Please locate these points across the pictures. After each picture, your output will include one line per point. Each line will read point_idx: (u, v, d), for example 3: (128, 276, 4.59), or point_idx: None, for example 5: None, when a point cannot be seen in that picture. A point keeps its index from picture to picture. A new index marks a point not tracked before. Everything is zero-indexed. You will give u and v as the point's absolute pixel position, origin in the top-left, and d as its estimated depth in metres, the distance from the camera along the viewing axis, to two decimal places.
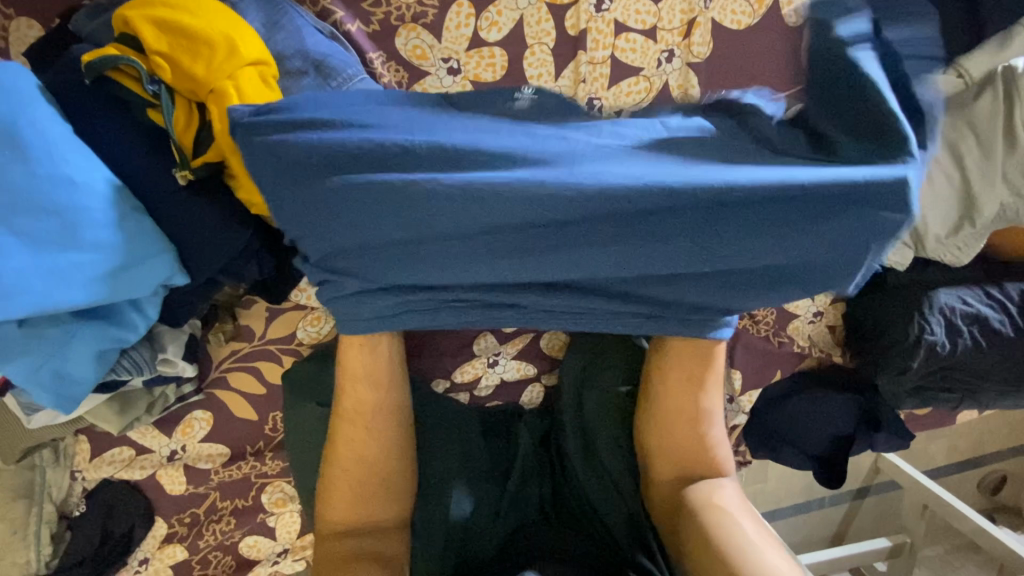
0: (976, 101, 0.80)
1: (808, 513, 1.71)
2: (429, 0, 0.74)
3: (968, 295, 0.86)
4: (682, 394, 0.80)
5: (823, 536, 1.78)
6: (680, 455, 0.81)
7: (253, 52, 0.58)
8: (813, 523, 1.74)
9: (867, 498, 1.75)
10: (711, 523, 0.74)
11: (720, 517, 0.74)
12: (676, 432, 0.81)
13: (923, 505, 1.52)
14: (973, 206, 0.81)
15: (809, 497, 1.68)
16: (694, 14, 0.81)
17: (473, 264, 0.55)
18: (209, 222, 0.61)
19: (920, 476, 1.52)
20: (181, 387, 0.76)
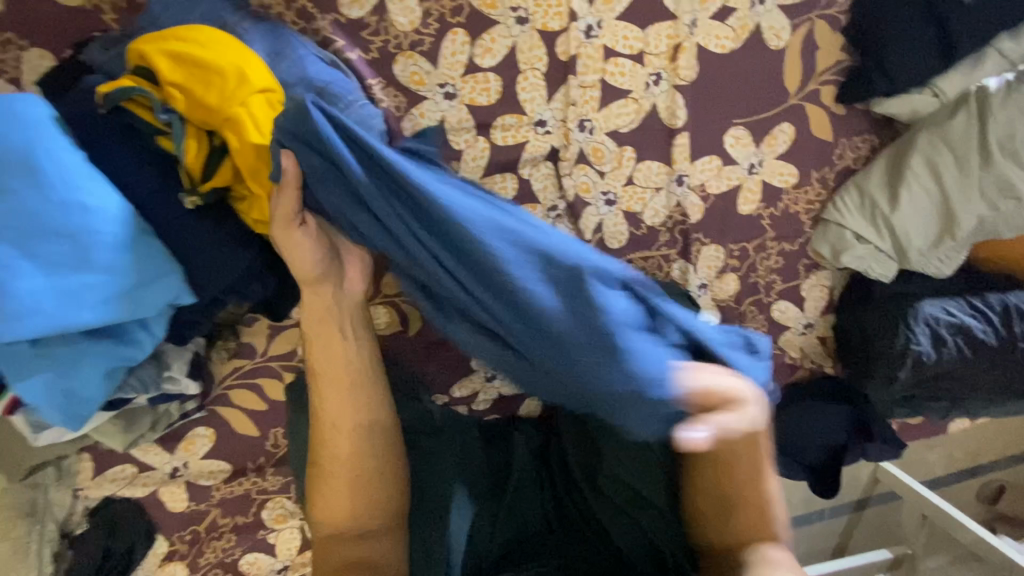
0: (951, 119, 0.83)
1: (809, 526, 1.71)
2: (425, 29, 0.77)
3: (951, 306, 0.88)
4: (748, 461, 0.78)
5: (826, 548, 1.78)
6: (740, 517, 0.79)
7: (263, 81, 0.61)
8: (814, 534, 1.74)
9: (867, 509, 1.76)
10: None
11: None
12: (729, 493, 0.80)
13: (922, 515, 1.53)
14: (952, 220, 0.84)
15: (809, 510, 1.69)
16: (680, 39, 0.84)
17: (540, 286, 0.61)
18: (213, 245, 0.64)
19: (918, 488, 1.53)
20: (184, 404, 0.77)
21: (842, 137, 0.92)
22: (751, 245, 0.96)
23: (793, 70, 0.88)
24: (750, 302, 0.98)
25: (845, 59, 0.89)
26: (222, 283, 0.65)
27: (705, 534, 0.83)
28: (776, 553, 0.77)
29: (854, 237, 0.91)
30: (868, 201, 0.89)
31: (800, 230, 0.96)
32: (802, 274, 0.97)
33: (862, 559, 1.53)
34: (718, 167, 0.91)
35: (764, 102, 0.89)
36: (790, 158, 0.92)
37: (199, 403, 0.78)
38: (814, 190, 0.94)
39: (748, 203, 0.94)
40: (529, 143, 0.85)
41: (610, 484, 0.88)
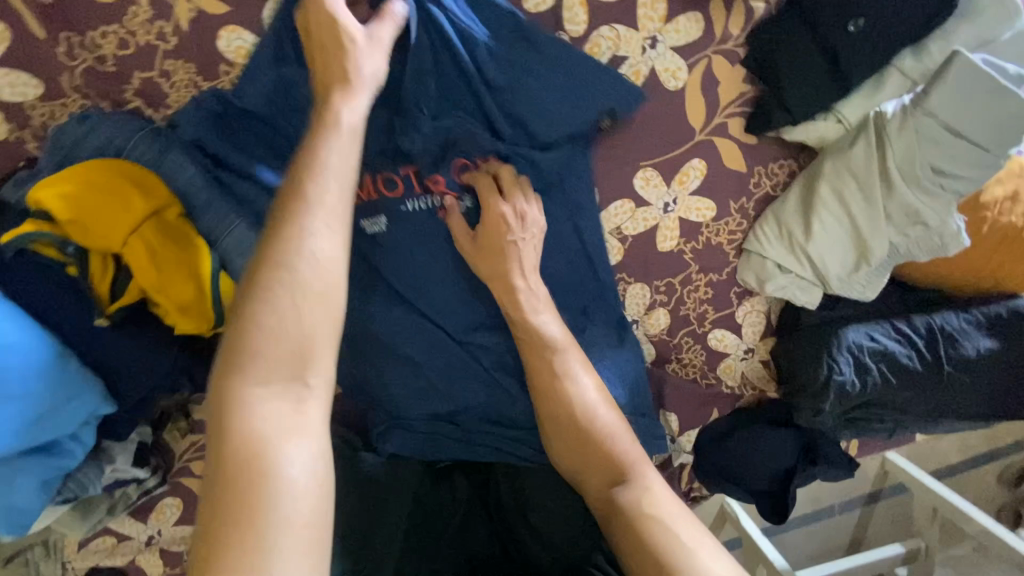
0: (852, 148, 0.83)
1: (817, 524, 1.69)
2: (245, 4, 0.77)
3: (875, 331, 0.87)
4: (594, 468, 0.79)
5: (841, 543, 1.74)
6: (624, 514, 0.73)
7: (158, 204, 0.71)
8: (825, 532, 1.70)
9: (879, 502, 1.72)
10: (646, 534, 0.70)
11: (649, 536, 0.70)
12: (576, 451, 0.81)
13: (931, 507, 1.49)
14: (865, 248, 0.84)
15: (817, 508, 1.67)
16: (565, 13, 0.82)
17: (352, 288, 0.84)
18: (135, 359, 0.71)
19: (925, 479, 1.49)
20: (142, 483, 0.83)
21: (757, 165, 0.92)
22: (676, 280, 0.97)
23: (696, 108, 0.88)
24: (684, 334, 1.00)
25: (749, 90, 0.88)
26: (144, 388, 0.72)
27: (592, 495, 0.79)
28: (641, 496, 0.74)
29: (776, 267, 0.90)
30: (786, 229, 0.88)
31: (725, 260, 0.96)
32: (735, 302, 0.99)
33: (870, 555, 1.49)
34: (631, 210, 0.92)
35: (670, 141, 0.89)
36: (704, 193, 0.92)
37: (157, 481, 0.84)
38: (734, 221, 0.94)
39: (667, 241, 0.95)
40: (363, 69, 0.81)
41: (535, 514, 0.93)
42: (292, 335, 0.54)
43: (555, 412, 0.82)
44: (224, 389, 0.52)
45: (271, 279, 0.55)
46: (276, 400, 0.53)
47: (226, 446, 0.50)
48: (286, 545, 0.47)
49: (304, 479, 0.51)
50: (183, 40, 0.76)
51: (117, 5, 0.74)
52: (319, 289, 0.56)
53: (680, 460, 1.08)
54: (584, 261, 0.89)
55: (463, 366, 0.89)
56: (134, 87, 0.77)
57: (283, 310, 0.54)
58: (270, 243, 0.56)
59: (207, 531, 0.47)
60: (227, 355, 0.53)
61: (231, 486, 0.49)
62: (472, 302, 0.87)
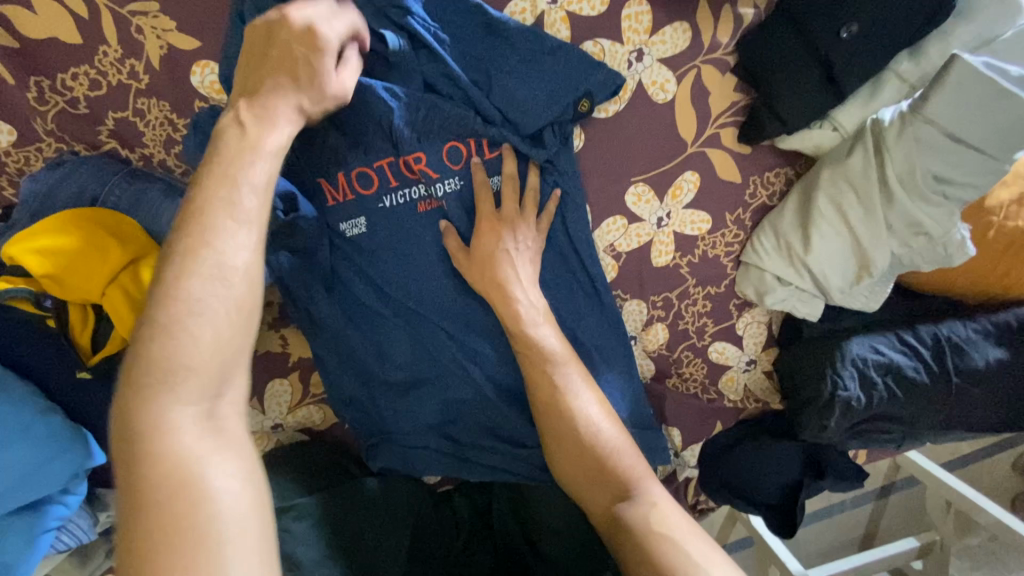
0: (849, 157, 0.80)
1: (831, 520, 1.66)
2: (215, 37, 0.74)
3: (880, 343, 0.85)
4: (597, 482, 0.75)
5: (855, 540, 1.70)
6: (631, 530, 0.69)
7: (136, 251, 0.69)
8: (837, 529, 1.67)
9: (893, 495, 1.69)
10: (656, 551, 0.66)
11: (660, 553, 0.66)
12: (576, 464, 0.76)
13: (946, 501, 1.46)
14: (866, 259, 0.82)
15: (829, 503, 1.65)
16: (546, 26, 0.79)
17: (348, 310, 0.87)
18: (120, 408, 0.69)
19: (938, 473, 1.46)
20: None
21: (752, 175, 0.89)
22: (673, 294, 0.94)
23: (687, 119, 0.85)
24: (683, 348, 0.98)
25: (741, 98, 0.85)
26: None
27: (595, 511, 0.75)
28: (648, 510, 0.71)
29: (775, 279, 0.88)
30: (784, 241, 0.86)
31: (722, 272, 0.94)
32: (734, 314, 0.96)
33: (884, 551, 1.46)
34: (624, 226, 0.90)
35: (661, 155, 0.87)
36: (698, 205, 0.90)
37: None
38: (731, 233, 0.92)
39: (662, 255, 0.92)
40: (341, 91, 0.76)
41: (544, 543, 0.92)
42: (210, 347, 0.50)
43: (559, 436, 0.77)
44: (140, 412, 0.48)
45: (180, 290, 0.50)
46: (199, 417, 0.50)
47: (149, 471, 0.47)
48: (230, 562, 0.45)
49: (239, 491, 0.48)
50: (155, 76, 0.75)
51: (87, 46, 0.72)
52: (231, 296, 0.52)
53: (686, 474, 1.06)
54: (576, 282, 0.88)
55: (461, 378, 0.88)
56: (109, 128, 0.76)
57: (196, 321, 0.50)
58: (178, 253, 0.52)
59: (135, 564, 0.43)
60: (138, 377, 0.49)
61: (159, 510, 0.45)
62: (467, 327, 0.87)
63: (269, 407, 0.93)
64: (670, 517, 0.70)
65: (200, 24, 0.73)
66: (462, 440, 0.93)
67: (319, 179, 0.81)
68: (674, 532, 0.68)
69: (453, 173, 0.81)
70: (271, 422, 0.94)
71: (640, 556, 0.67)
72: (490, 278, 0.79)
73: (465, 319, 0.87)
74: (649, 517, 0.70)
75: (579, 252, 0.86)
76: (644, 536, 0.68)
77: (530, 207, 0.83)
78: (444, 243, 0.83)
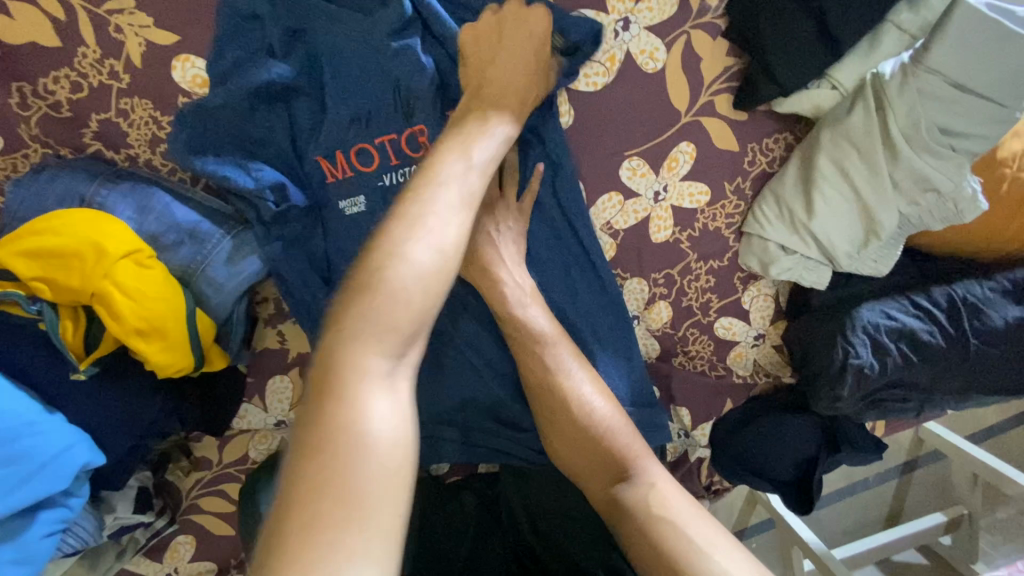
0: (850, 115, 0.77)
1: (855, 498, 1.62)
2: (194, 31, 0.74)
3: (891, 308, 0.82)
4: (598, 462, 0.76)
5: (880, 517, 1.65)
6: (632, 514, 0.70)
7: (128, 248, 0.67)
8: (861, 506, 1.63)
9: (917, 470, 1.65)
10: (655, 531, 0.67)
11: (661, 536, 0.67)
12: (576, 443, 0.77)
13: (973, 474, 1.42)
14: (873, 221, 0.79)
15: (851, 481, 1.61)
16: None
17: None
18: (121, 406, 0.70)
19: (963, 444, 1.42)
20: (151, 525, 0.84)
21: (750, 142, 0.86)
22: (675, 271, 0.92)
23: (679, 88, 0.83)
24: (688, 326, 0.95)
25: (734, 63, 0.82)
26: (133, 434, 0.71)
27: (594, 490, 0.76)
28: (648, 491, 0.72)
29: (779, 248, 0.85)
30: (786, 208, 0.83)
31: (725, 245, 0.91)
32: (739, 288, 0.94)
33: (911, 527, 1.42)
34: (620, 203, 0.88)
35: (654, 127, 0.84)
36: (696, 177, 0.87)
37: (166, 521, 0.84)
38: (731, 203, 0.89)
39: (662, 230, 0.90)
40: (347, 62, 0.75)
41: (544, 523, 0.91)
42: (409, 307, 0.50)
43: (558, 418, 0.79)
44: (339, 352, 0.48)
45: (399, 250, 0.52)
46: (382, 371, 0.48)
47: (329, 414, 0.45)
48: (374, 536, 0.41)
49: (399, 461, 0.45)
50: (135, 75, 0.74)
51: (67, 48, 0.72)
52: (437, 263, 0.53)
53: (699, 454, 1.03)
54: (571, 261, 0.86)
55: (460, 363, 0.88)
56: (93, 130, 0.76)
57: (402, 276, 0.51)
58: (402, 215, 0.55)
59: (289, 512, 0.41)
60: (346, 315, 0.50)
61: (330, 460, 0.43)
62: (461, 312, 0.88)
63: (272, 405, 0.86)
64: (671, 497, 0.71)
65: (178, 20, 0.73)
66: (465, 429, 0.92)
67: (317, 156, 0.77)
68: (678, 512, 0.69)
69: None
70: (274, 420, 0.87)
71: (643, 538, 0.68)
72: (472, 261, 0.79)
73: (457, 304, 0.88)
74: (649, 498, 0.71)
75: (574, 230, 0.85)
76: (645, 517, 0.69)
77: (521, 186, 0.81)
78: None
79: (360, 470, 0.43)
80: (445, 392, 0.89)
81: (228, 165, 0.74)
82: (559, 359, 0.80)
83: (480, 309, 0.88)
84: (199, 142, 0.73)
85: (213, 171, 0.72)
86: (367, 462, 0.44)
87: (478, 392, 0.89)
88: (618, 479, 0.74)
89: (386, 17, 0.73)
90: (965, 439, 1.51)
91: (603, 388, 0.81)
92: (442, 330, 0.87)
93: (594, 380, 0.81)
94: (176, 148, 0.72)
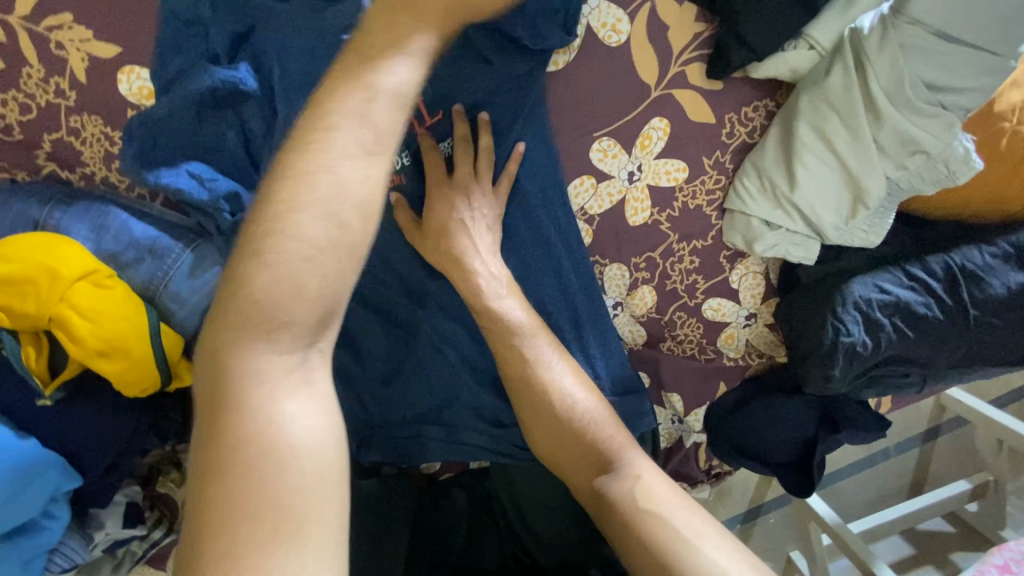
0: (827, 77, 0.72)
1: (876, 468, 1.57)
2: (134, 40, 0.71)
3: (884, 281, 0.77)
4: (578, 458, 0.74)
5: (901, 487, 1.59)
6: (618, 510, 0.68)
7: (83, 270, 0.68)
8: (881, 476, 1.58)
9: (940, 437, 1.59)
10: (640, 528, 0.65)
11: (647, 533, 0.65)
12: (554, 441, 0.75)
13: (998, 439, 1.36)
14: (858, 188, 0.74)
15: (870, 452, 1.56)
16: None
17: None
18: (95, 426, 0.71)
19: (986, 410, 1.36)
20: (148, 535, 0.80)
21: (728, 113, 0.81)
22: (657, 253, 0.88)
23: (647, 61, 0.78)
24: (675, 309, 0.91)
25: (704, 29, 0.77)
26: (110, 452, 0.72)
27: (577, 485, 0.74)
28: (633, 484, 0.69)
29: (763, 224, 0.80)
30: (767, 181, 0.78)
31: (707, 224, 0.86)
32: (726, 267, 0.89)
33: (934, 497, 1.37)
34: (593, 186, 0.84)
35: (624, 105, 0.80)
36: (672, 154, 0.82)
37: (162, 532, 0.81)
38: (711, 178, 0.84)
39: (639, 213, 0.85)
40: (292, 62, 0.71)
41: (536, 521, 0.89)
42: (308, 293, 0.44)
43: (537, 412, 0.76)
44: (231, 358, 0.44)
45: (282, 222, 0.44)
46: (287, 369, 0.45)
47: (232, 427, 0.43)
48: (307, 539, 0.42)
49: (324, 458, 0.44)
50: (81, 91, 0.72)
51: (11, 69, 0.70)
52: (333, 235, 0.45)
53: (695, 439, 1.00)
54: (544, 251, 0.83)
55: (438, 360, 0.87)
56: (46, 151, 0.75)
57: (290, 257, 0.44)
58: (293, 167, 0.46)
59: (207, 529, 0.41)
60: (229, 312, 0.45)
61: (241, 472, 0.42)
62: (438, 308, 0.86)
63: None
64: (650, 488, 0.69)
65: (117, 30, 0.70)
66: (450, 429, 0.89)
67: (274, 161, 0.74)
68: (666, 503, 0.67)
69: (411, 148, 0.78)
70: None
71: (630, 536, 0.65)
72: (444, 251, 0.77)
73: (432, 301, 0.86)
74: (634, 492, 0.68)
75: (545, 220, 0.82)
76: (630, 514, 0.67)
77: (485, 177, 0.78)
78: (395, 221, 0.79)
79: (282, 479, 0.42)
80: (425, 392, 0.88)
81: (183, 176, 0.72)
82: (536, 353, 0.77)
83: (456, 305, 0.86)
84: (152, 156, 0.72)
85: (167, 183, 0.71)
86: (283, 471, 0.43)
87: (460, 389, 0.88)
88: (600, 471, 0.72)
89: (331, 11, 0.70)
90: (989, 404, 1.44)
91: (583, 380, 0.79)
92: (419, 329, 0.86)
93: (573, 374, 0.78)
94: (128, 163, 0.71)
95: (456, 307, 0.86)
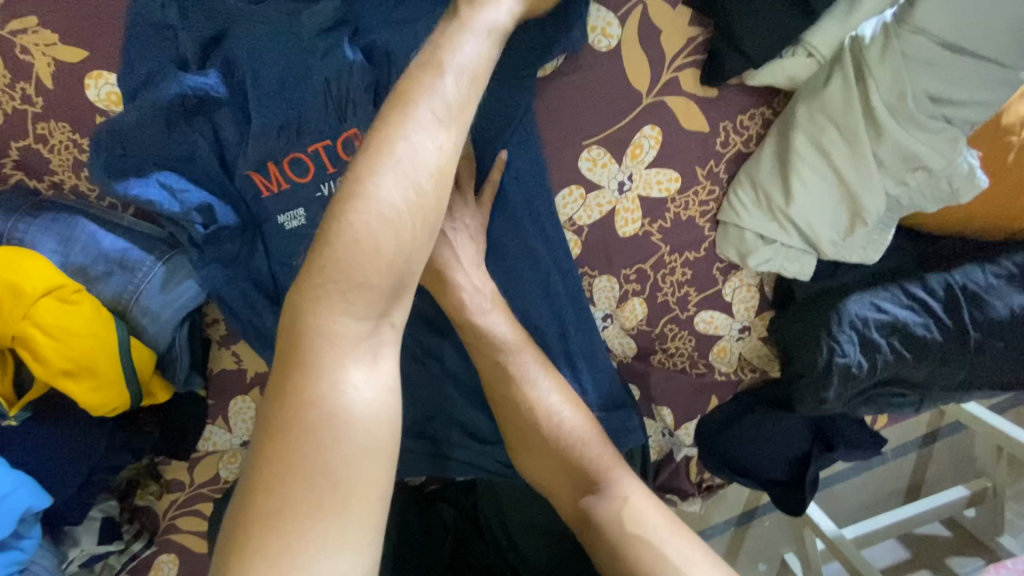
0: (826, 86, 0.69)
1: (872, 473, 1.55)
2: (103, 44, 0.68)
3: (882, 299, 0.74)
4: (563, 477, 0.72)
5: (898, 492, 1.57)
6: (603, 532, 0.66)
7: (48, 285, 0.66)
8: (878, 481, 1.55)
9: (939, 443, 1.57)
10: (628, 550, 0.64)
11: (634, 557, 0.63)
12: (538, 461, 0.73)
13: (997, 447, 1.34)
14: (856, 202, 0.71)
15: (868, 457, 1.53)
16: None
17: None
18: (66, 443, 0.70)
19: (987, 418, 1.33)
20: (127, 548, 0.80)
21: (722, 121, 0.77)
22: (647, 265, 0.85)
23: (639, 66, 0.74)
24: (665, 322, 0.88)
25: (699, 34, 0.74)
26: (82, 470, 0.71)
27: (563, 505, 0.72)
28: (620, 505, 0.67)
29: (756, 237, 0.77)
30: (762, 193, 0.75)
31: (700, 235, 0.83)
32: (719, 280, 0.86)
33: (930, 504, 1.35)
34: (582, 196, 0.81)
35: (614, 112, 0.76)
36: (664, 163, 0.79)
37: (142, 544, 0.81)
38: (705, 189, 0.81)
39: (628, 224, 0.82)
40: (266, 67, 0.68)
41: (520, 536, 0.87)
42: (382, 262, 0.43)
43: (522, 430, 0.74)
44: (307, 319, 0.42)
45: (367, 187, 0.43)
46: (357, 338, 0.43)
47: (299, 386, 0.41)
48: (348, 514, 0.40)
49: (379, 435, 0.42)
50: (48, 97, 0.70)
51: None
52: (412, 204, 0.44)
53: (685, 453, 0.98)
54: (530, 263, 0.80)
55: (421, 373, 0.85)
56: (13, 159, 0.72)
57: (367, 227, 0.42)
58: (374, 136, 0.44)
59: (258, 487, 0.40)
60: (308, 272, 0.43)
61: (298, 435, 0.40)
62: (420, 321, 0.83)
63: (235, 425, 0.82)
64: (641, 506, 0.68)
65: (85, 33, 0.68)
66: (434, 443, 0.87)
67: (249, 170, 0.71)
68: (654, 525, 0.65)
69: None
70: (240, 441, 0.83)
71: (618, 559, 0.64)
72: None
73: (415, 313, 0.83)
74: (621, 514, 0.67)
75: (531, 231, 0.79)
76: (615, 539, 0.65)
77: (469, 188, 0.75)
78: None
79: (332, 452, 0.40)
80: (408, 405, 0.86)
81: (152, 186, 0.69)
82: (519, 371, 0.74)
83: (440, 317, 0.83)
84: (121, 164, 0.69)
85: (135, 193, 0.67)
86: (334, 444, 0.40)
87: (443, 402, 0.86)
88: (591, 485, 0.70)
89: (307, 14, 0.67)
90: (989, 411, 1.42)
91: (569, 398, 0.76)
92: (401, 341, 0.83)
93: (559, 391, 0.75)
94: (96, 172, 0.69)
95: (439, 320, 0.84)
